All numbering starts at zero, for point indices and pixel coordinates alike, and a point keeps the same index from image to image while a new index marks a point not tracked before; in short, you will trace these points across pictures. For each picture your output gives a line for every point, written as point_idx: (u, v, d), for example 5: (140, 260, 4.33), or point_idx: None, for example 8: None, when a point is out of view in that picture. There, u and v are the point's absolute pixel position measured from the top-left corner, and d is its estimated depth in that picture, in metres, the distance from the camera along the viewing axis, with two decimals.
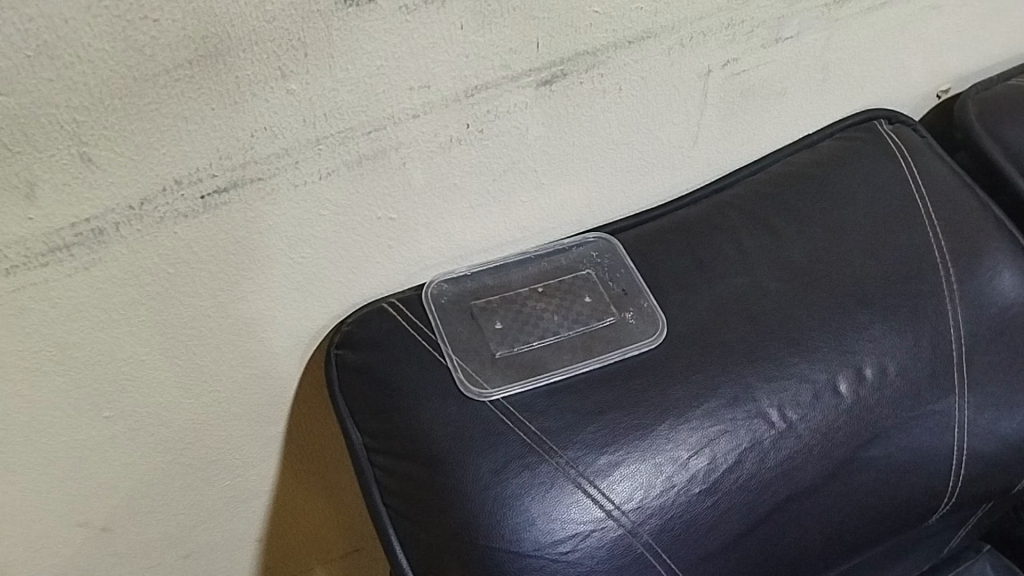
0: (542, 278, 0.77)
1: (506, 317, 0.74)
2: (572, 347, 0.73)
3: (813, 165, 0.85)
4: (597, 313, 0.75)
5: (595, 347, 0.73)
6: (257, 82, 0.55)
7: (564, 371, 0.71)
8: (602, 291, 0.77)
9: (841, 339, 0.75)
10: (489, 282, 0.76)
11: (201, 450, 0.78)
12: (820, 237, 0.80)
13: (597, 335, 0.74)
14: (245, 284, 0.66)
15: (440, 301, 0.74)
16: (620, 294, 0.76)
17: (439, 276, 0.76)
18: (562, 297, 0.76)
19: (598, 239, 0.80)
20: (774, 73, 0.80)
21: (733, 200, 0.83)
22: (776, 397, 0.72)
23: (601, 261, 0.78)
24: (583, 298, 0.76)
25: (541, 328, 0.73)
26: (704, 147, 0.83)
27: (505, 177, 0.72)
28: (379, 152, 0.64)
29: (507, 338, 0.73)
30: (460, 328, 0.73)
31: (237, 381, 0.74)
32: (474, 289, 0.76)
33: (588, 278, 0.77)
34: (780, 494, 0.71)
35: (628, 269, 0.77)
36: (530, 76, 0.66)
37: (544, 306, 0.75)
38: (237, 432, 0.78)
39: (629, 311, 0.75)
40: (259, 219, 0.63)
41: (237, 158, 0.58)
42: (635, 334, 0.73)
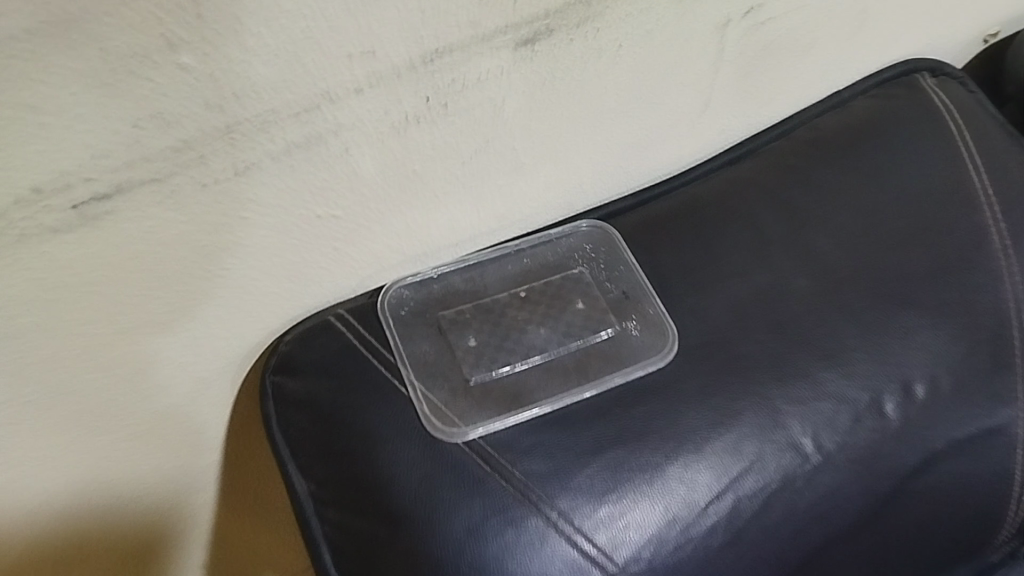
0: (525, 280, 0.64)
1: (482, 332, 0.61)
2: (563, 368, 0.60)
3: (846, 129, 0.72)
4: (593, 324, 0.63)
5: (592, 366, 0.60)
6: (134, 56, 0.40)
7: (555, 399, 0.58)
8: (598, 295, 0.65)
9: (886, 348, 0.62)
10: (461, 287, 0.63)
11: (118, 489, 0.63)
12: (856, 219, 0.67)
13: (593, 352, 0.62)
14: (150, 307, 0.52)
15: (400, 313, 0.61)
16: (620, 299, 0.64)
17: (401, 280, 0.63)
18: (550, 304, 0.63)
19: (590, 228, 0.67)
20: (804, 21, 0.66)
21: (752, 174, 0.70)
22: (810, 423, 0.59)
23: (596, 257, 0.66)
24: (576, 304, 0.64)
25: (525, 344, 0.61)
26: (718, 112, 0.68)
27: (476, 158, 0.58)
28: (313, 138, 0.49)
29: (483, 359, 0.60)
30: (427, 348, 0.60)
31: (154, 411, 0.59)
32: (444, 297, 0.63)
33: (581, 278, 0.65)
34: (811, 536, 0.59)
35: (629, 266, 0.65)
36: (506, 35, 0.51)
37: (527, 316, 0.63)
38: (163, 465, 0.63)
39: (632, 320, 0.63)
40: (159, 229, 0.48)
41: (118, 156, 0.43)
42: (641, 350, 0.61)
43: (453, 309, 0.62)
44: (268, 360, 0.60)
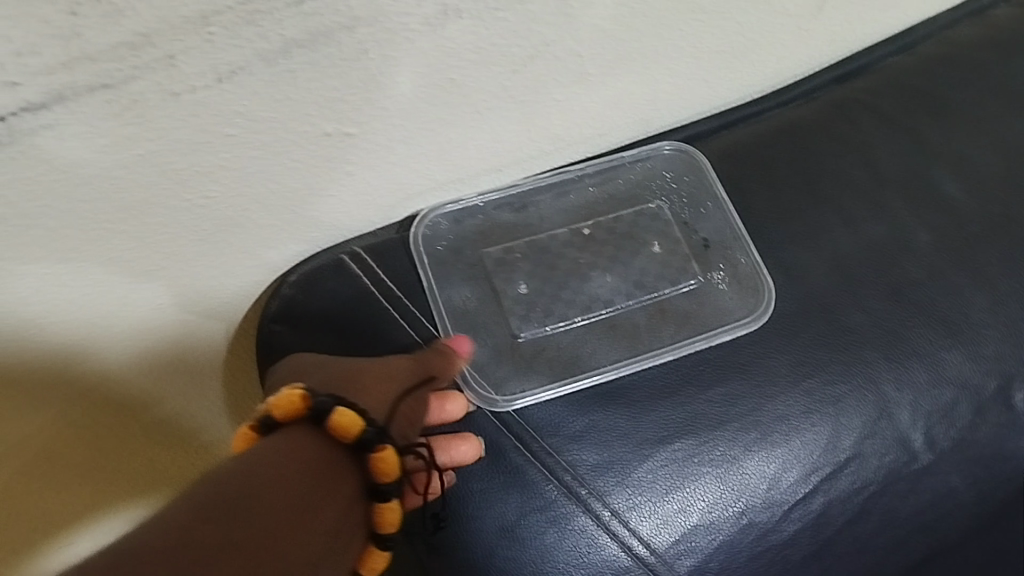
0: (589, 214, 0.54)
1: (533, 278, 0.52)
2: (632, 327, 0.51)
3: (980, 47, 0.59)
4: (672, 273, 0.53)
5: (669, 326, 0.51)
6: None
7: (622, 367, 0.49)
8: (678, 238, 0.55)
9: (1020, 325, 0.50)
10: (511, 221, 0.53)
11: (154, 355, 0.49)
12: (990, 159, 0.55)
13: (669, 308, 0.52)
14: (114, 240, 0.42)
15: (436, 248, 0.51)
16: (703, 244, 0.54)
17: (437, 208, 0.52)
18: (622, 246, 0.53)
19: (673, 153, 0.55)
20: None
21: (864, 96, 0.57)
22: (922, 411, 0.48)
23: (679, 188, 0.55)
24: (652, 246, 0.54)
25: (588, 295, 0.52)
26: (833, 15, 0.54)
27: (530, 66, 0.45)
28: (322, 36, 0.37)
29: (536, 310, 0.51)
30: (467, 293, 0.51)
31: (188, 290, 0.47)
32: (489, 232, 0.53)
33: (658, 215, 0.55)
34: (901, 536, 0.50)
35: (721, 203, 0.54)
36: None
37: (591, 259, 0.53)
38: (200, 347, 0.51)
39: (718, 271, 0.54)
40: (117, 147, 0.37)
41: (53, 54, 0.32)
42: (728, 314, 0.51)
43: (499, 250, 0.53)
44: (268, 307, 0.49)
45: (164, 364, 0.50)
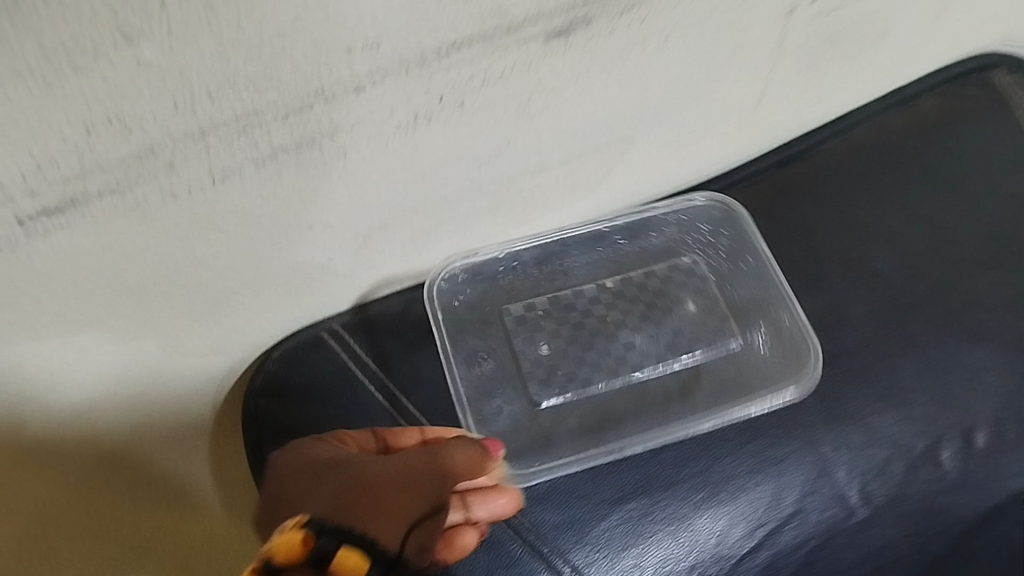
0: (615, 270, 0.60)
1: (554, 338, 0.56)
2: (663, 396, 0.54)
3: (908, 134, 0.64)
4: (706, 334, 0.57)
5: (700, 389, 0.54)
6: (79, 53, 0.32)
7: (646, 441, 0.51)
8: (714, 298, 0.59)
9: (949, 391, 0.55)
10: (537, 276, 0.59)
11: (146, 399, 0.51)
12: (917, 238, 0.60)
13: (709, 373, 0.55)
14: (116, 322, 0.46)
15: (453, 305, 0.56)
16: (741, 307, 0.58)
17: (459, 252, 0.56)
18: (657, 306, 0.58)
19: (710, 202, 0.60)
20: (881, 8, 0.56)
21: (801, 180, 0.62)
22: (858, 469, 0.53)
23: (720, 242, 0.60)
24: (687, 305, 0.58)
25: (617, 358, 0.56)
26: (773, 108, 0.60)
27: (494, 161, 0.50)
28: (305, 141, 0.42)
29: (555, 377, 0.55)
30: (485, 360, 0.55)
31: (181, 361, 0.51)
32: (514, 286, 0.58)
33: (693, 270, 0.60)
34: None
35: (758, 252, 0.59)
36: (535, 27, 0.43)
37: (620, 319, 0.58)
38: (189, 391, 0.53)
39: (760, 334, 0.56)
40: (123, 242, 0.42)
41: (67, 167, 0.36)
42: (774, 377, 0.54)
43: (524, 305, 0.58)
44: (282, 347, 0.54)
45: (153, 407, 0.52)
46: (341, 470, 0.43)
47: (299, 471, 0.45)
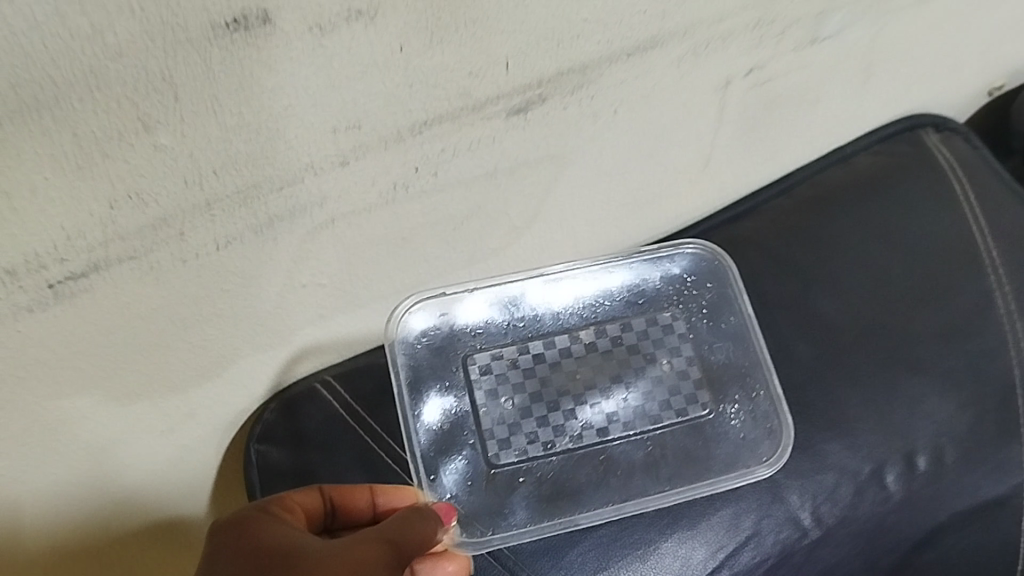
0: (590, 322, 0.62)
1: (518, 394, 0.59)
2: (627, 467, 0.58)
3: (847, 189, 0.70)
4: (678, 402, 0.60)
5: (665, 459, 0.58)
6: (108, 139, 0.39)
7: (607, 513, 0.56)
8: (691, 359, 0.61)
9: (891, 419, 0.60)
10: (506, 321, 0.61)
11: (158, 441, 0.57)
12: (858, 284, 0.66)
13: (673, 444, 0.59)
14: (130, 377, 0.51)
15: (417, 347, 0.58)
16: (718, 374, 0.61)
17: (423, 293, 0.58)
18: (633, 370, 0.61)
19: (694, 254, 0.64)
20: (808, 79, 0.63)
21: (751, 234, 0.68)
22: (808, 494, 0.58)
23: (703, 295, 0.63)
24: (661, 363, 0.61)
25: (582, 423, 0.59)
26: (719, 170, 0.66)
27: (467, 224, 0.56)
28: (298, 210, 0.48)
29: (514, 440, 0.58)
30: (445, 415, 0.57)
31: (186, 411, 0.56)
32: (480, 327, 0.60)
33: (671, 327, 0.63)
34: None
35: (745, 322, 0.62)
36: (497, 105, 0.49)
37: (590, 378, 0.60)
38: (198, 434, 0.58)
39: (732, 405, 0.60)
40: (137, 303, 0.47)
41: (93, 237, 0.42)
42: (744, 454, 0.58)
43: (491, 351, 0.60)
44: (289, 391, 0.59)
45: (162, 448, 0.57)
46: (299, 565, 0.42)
47: (245, 558, 0.43)
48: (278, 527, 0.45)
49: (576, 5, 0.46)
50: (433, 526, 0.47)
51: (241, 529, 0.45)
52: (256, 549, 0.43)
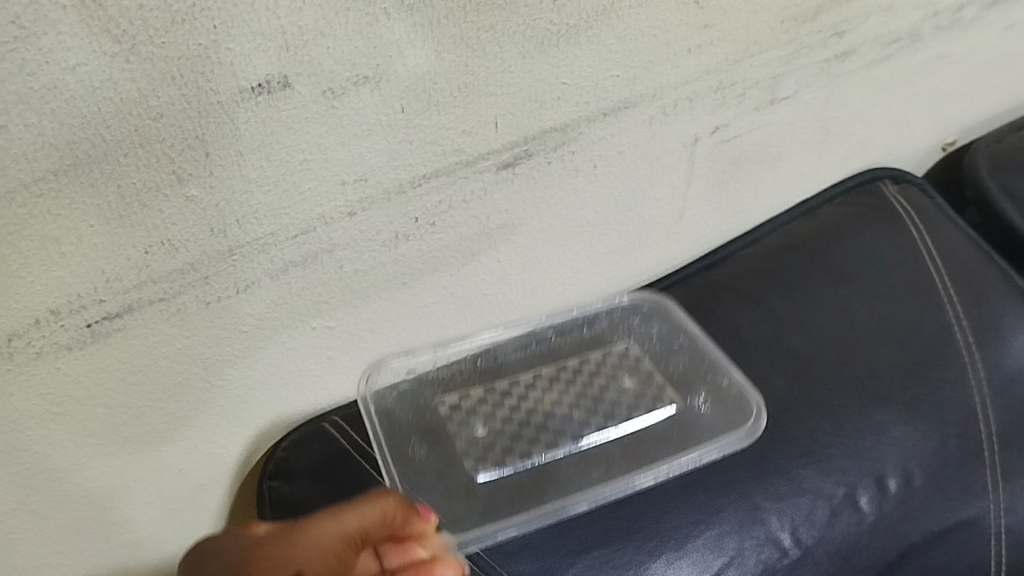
0: (551, 358, 0.68)
1: (489, 422, 0.63)
2: (606, 457, 0.62)
3: (814, 236, 0.75)
4: (647, 402, 0.66)
5: (646, 450, 0.63)
6: (147, 190, 0.44)
7: (589, 497, 0.59)
8: (650, 372, 0.68)
9: (861, 446, 0.64)
10: (472, 366, 0.66)
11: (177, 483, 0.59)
12: (826, 321, 0.70)
13: (648, 436, 0.64)
14: (153, 417, 0.55)
15: (386, 397, 0.63)
16: (680, 379, 0.68)
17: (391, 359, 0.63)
18: (599, 387, 0.67)
19: (647, 298, 0.71)
20: (770, 136, 0.69)
21: (727, 279, 0.73)
22: (788, 517, 0.61)
23: (652, 328, 0.71)
24: (624, 381, 0.67)
25: (557, 433, 0.63)
26: (693, 222, 0.72)
27: (463, 271, 0.61)
28: (310, 257, 0.53)
29: (491, 453, 0.61)
30: (422, 444, 0.61)
31: (203, 452, 0.59)
32: (445, 377, 0.65)
33: (628, 352, 0.70)
34: None
35: (696, 333, 0.70)
36: (488, 160, 0.55)
37: (558, 398, 0.66)
38: (213, 475, 0.61)
39: (700, 397, 0.67)
40: (163, 343, 0.51)
41: (129, 279, 0.47)
42: (721, 427, 0.64)
43: (458, 395, 0.65)
44: (291, 438, 0.62)
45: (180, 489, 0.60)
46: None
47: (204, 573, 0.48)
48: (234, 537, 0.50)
49: (555, 71, 0.54)
50: (369, 514, 0.46)
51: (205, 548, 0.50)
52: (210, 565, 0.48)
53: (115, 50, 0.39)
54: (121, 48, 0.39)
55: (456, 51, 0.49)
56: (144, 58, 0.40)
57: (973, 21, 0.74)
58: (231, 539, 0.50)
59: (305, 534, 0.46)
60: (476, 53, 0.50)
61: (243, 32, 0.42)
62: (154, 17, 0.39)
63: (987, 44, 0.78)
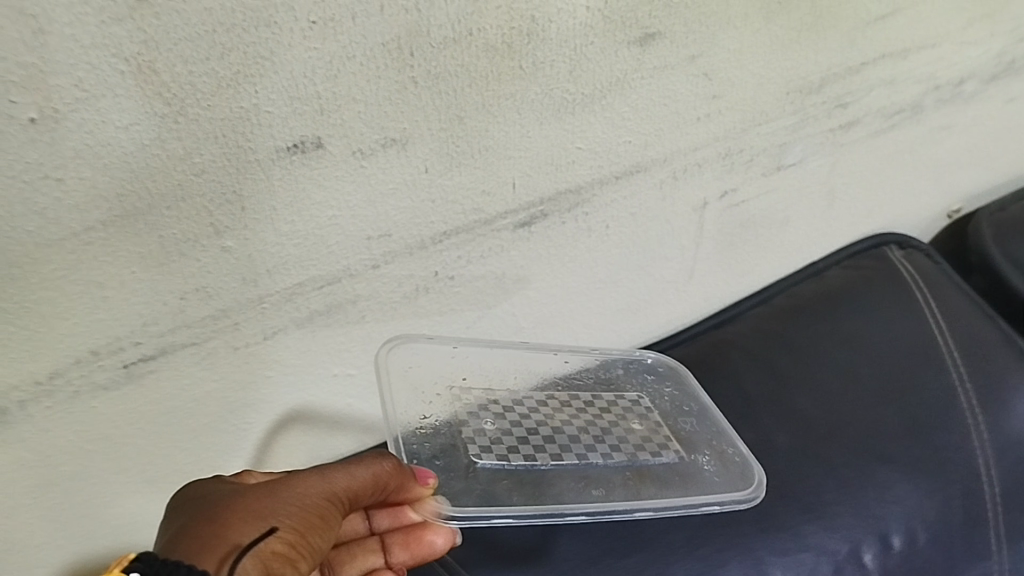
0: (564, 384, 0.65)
1: (498, 421, 0.60)
2: (607, 479, 0.59)
3: (820, 299, 0.78)
4: (652, 447, 0.63)
5: (646, 483, 0.59)
6: (186, 241, 0.47)
7: (590, 511, 0.56)
8: (659, 423, 0.65)
9: (865, 504, 0.66)
10: (491, 367, 0.63)
11: None
12: (831, 382, 0.72)
13: (649, 473, 0.60)
14: (179, 457, 0.57)
15: (405, 371, 0.58)
16: (688, 437, 0.65)
17: (418, 338, 0.59)
18: (608, 423, 0.64)
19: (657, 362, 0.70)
20: (776, 202, 0.72)
21: (735, 338, 0.75)
22: (792, 572, 0.62)
23: (663, 388, 0.69)
24: (633, 424, 0.64)
25: (562, 448, 0.60)
26: (702, 282, 0.74)
27: (479, 324, 0.64)
28: (335, 306, 0.55)
29: (496, 450, 0.58)
30: (432, 432, 0.57)
31: None
32: (462, 374, 0.61)
33: (638, 402, 0.67)
34: None
35: (701, 401, 0.68)
36: (505, 219, 0.58)
37: (567, 418, 0.63)
38: None
39: (704, 454, 0.64)
40: (193, 386, 0.54)
41: (165, 323, 0.50)
42: (718, 487, 0.61)
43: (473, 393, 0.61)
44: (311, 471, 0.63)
45: None
46: (195, 510, 0.44)
47: (169, 505, 0.46)
48: (215, 481, 0.48)
49: (570, 136, 0.57)
50: (358, 475, 0.48)
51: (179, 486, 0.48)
52: (178, 498, 0.46)
53: (165, 112, 0.42)
54: (171, 110, 0.42)
55: (478, 117, 0.52)
56: (191, 118, 0.43)
57: (973, 95, 0.78)
58: (204, 479, 0.48)
59: (293, 477, 0.47)
60: (496, 118, 0.53)
61: (282, 97, 0.45)
62: (202, 82, 0.42)
63: (988, 116, 0.81)
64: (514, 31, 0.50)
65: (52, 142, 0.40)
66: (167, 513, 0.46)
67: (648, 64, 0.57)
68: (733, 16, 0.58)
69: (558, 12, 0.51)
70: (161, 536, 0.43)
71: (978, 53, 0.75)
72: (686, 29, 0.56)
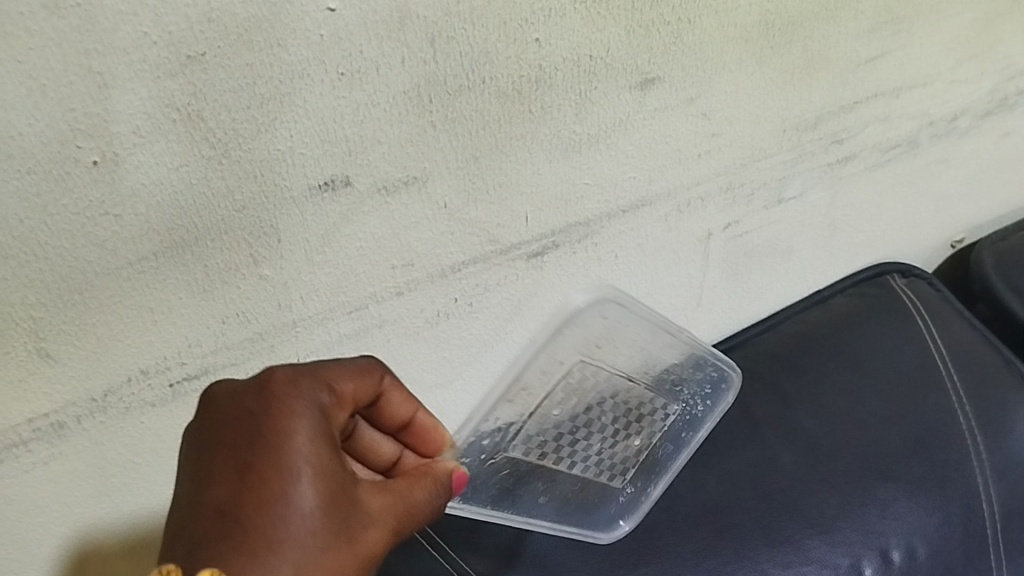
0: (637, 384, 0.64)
1: (568, 409, 0.60)
2: (556, 493, 0.63)
3: (825, 324, 0.80)
4: (620, 468, 0.66)
5: (574, 505, 0.64)
6: (228, 270, 0.52)
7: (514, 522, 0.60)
8: (657, 446, 0.67)
9: (866, 520, 0.69)
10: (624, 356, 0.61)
11: None
12: (835, 404, 0.75)
13: (591, 492, 0.65)
14: None
15: (571, 328, 0.58)
16: (657, 466, 0.67)
17: (613, 306, 0.58)
18: (618, 440, 0.65)
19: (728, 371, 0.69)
20: (779, 233, 0.76)
21: (742, 362, 0.78)
22: None
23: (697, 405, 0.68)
24: (634, 440, 0.66)
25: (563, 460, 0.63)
26: (709, 309, 0.78)
27: (496, 348, 0.68)
28: (362, 331, 0.60)
29: (530, 443, 0.60)
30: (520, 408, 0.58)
31: None
32: (596, 343, 0.59)
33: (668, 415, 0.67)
34: None
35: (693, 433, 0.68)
36: (519, 250, 0.63)
37: (609, 422, 0.63)
38: None
39: (639, 487, 0.66)
40: None
41: (207, 345, 0.54)
42: (598, 523, 0.64)
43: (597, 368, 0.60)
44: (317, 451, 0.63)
45: None
46: (267, 502, 0.41)
47: (244, 433, 0.43)
48: (315, 424, 0.44)
49: (578, 173, 0.62)
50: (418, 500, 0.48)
51: (265, 380, 0.45)
52: (254, 428, 0.43)
53: (211, 154, 0.47)
54: (215, 152, 0.47)
55: (493, 156, 0.57)
56: (233, 160, 0.48)
57: (968, 130, 0.82)
58: (293, 405, 0.44)
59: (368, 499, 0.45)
60: (509, 158, 0.58)
61: (314, 140, 0.50)
62: (243, 128, 0.48)
63: (983, 151, 0.85)
64: (523, 79, 0.55)
65: (112, 182, 0.46)
66: (237, 439, 0.43)
67: (650, 106, 0.61)
68: (728, 60, 0.62)
69: (564, 61, 0.56)
70: (223, 509, 0.41)
71: (970, 90, 0.79)
72: (684, 74, 0.61)
